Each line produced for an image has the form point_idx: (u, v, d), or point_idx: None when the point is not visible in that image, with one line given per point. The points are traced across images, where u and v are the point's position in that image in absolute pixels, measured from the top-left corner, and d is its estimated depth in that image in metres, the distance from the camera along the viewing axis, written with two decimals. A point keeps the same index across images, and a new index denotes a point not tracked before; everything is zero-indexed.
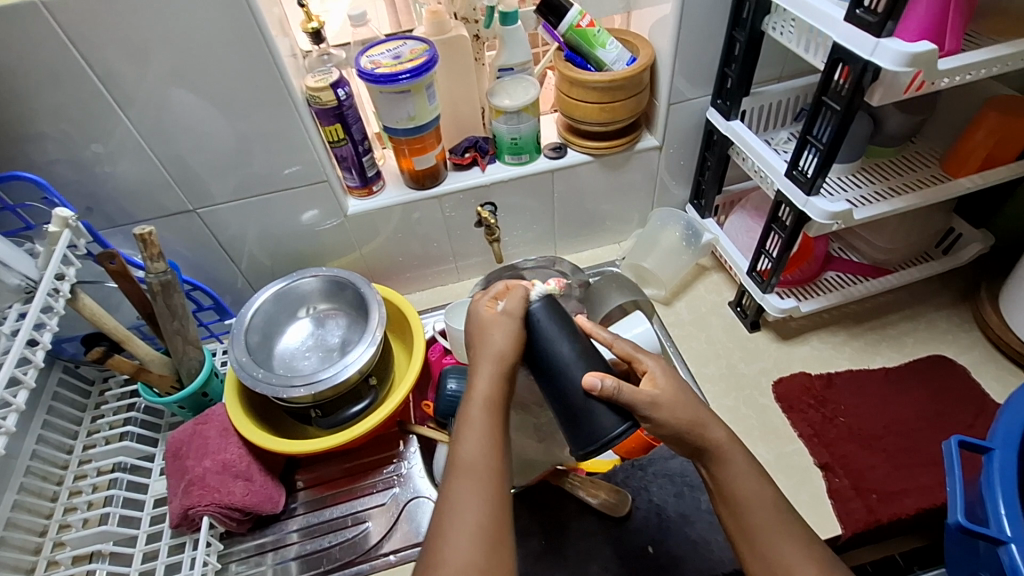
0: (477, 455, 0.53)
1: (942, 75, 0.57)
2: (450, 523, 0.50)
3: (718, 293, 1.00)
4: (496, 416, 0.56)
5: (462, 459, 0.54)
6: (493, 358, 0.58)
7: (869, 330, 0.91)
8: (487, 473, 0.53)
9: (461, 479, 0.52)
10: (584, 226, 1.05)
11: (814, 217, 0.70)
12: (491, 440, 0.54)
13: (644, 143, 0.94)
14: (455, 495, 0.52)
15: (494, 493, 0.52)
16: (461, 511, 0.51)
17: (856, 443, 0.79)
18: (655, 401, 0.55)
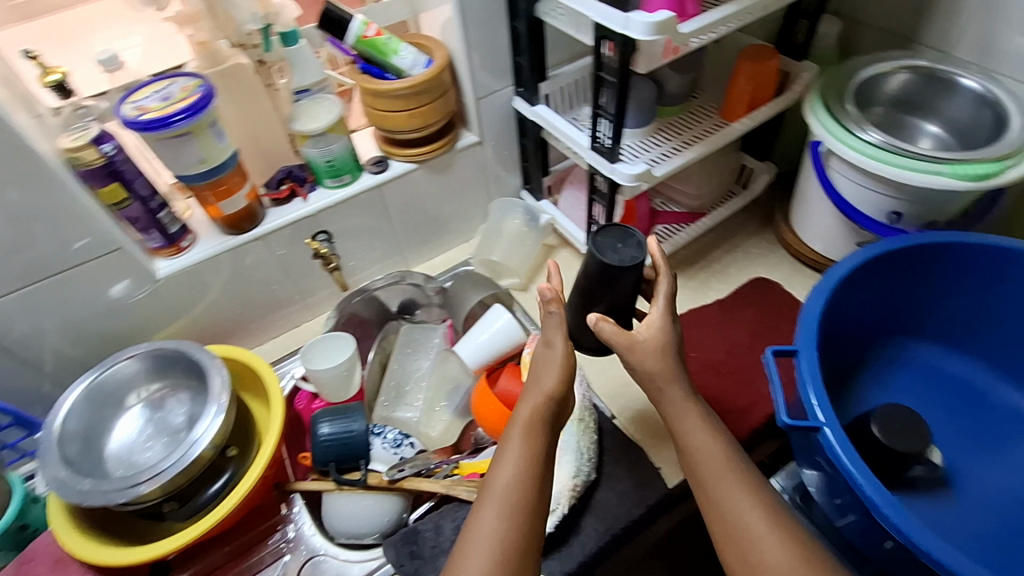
0: (506, 484, 0.57)
1: (688, 36, 0.62)
2: (469, 552, 0.53)
3: (569, 267, 1.04)
4: (534, 454, 0.58)
5: (494, 486, 0.57)
6: (538, 393, 0.62)
7: (700, 270, 1.02)
8: (516, 506, 0.55)
9: (485, 508, 0.56)
10: (429, 233, 1.04)
11: (621, 181, 0.75)
12: (524, 473, 0.57)
13: (464, 141, 0.95)
14: (479, 513, 0.56)
15: (521, 529, 0.55)
16: (480, 531, 0.54)
17: (707, 374, 0.87)
18: (632, 345, 0.60)
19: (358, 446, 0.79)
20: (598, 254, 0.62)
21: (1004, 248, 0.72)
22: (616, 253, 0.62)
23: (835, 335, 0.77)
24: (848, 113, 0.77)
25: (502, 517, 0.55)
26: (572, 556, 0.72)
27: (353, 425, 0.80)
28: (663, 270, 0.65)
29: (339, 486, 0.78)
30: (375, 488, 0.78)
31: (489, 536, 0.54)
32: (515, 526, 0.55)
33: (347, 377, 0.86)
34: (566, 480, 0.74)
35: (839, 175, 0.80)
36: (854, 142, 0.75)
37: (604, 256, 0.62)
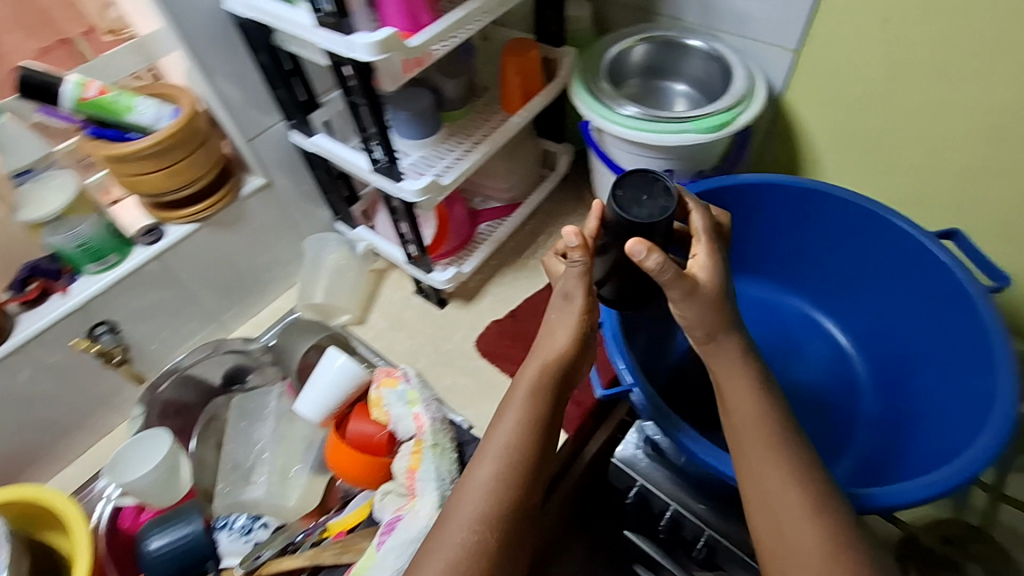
0: (505, 451, 0.55)
1: (421, 48, 0.61)
2: (462, 523, 0.53)
3: (403, 287, 1.01)
4: (539, 421, 0.56)
5: (495, 448, 0.55)
6: (544, 352, 0.57)
7: (528, 258, 1.03)
8: (512, 473, 0.54)
9: (479, 464, 0.55)
10: (242, 291, 0.95)
11: (409, 198, 0.74)
12: (526, 441, 0.55)
13: (249, 186, 0.88)
14: (474, 471, 0.55)
15: (516, 496, 0.54)
16: (476, 484, 0.54)
17: None
18: (691, 289, 0.52)
19: (198, 549, 0.72)
20: (621, 210, 0.53)
21: (764, 181, 0.79)
22: (641, 206, 0.53)
23: None
24: (604, 92, 0.83)
25: (499, 472, 0.54)
26: None
27: (185, 529, 0.73)
28: (695, 207, 0.59)
29: None
30: None
31: (478, 502, 0.53)
32: (510, 495, 0.54)
33: (168, 478, 0.76)
34: (430, 511, 0.71)
35: (615, 149, 0.85)
36: (616, 118, 0.80)
37: (630, 213, 0.53)
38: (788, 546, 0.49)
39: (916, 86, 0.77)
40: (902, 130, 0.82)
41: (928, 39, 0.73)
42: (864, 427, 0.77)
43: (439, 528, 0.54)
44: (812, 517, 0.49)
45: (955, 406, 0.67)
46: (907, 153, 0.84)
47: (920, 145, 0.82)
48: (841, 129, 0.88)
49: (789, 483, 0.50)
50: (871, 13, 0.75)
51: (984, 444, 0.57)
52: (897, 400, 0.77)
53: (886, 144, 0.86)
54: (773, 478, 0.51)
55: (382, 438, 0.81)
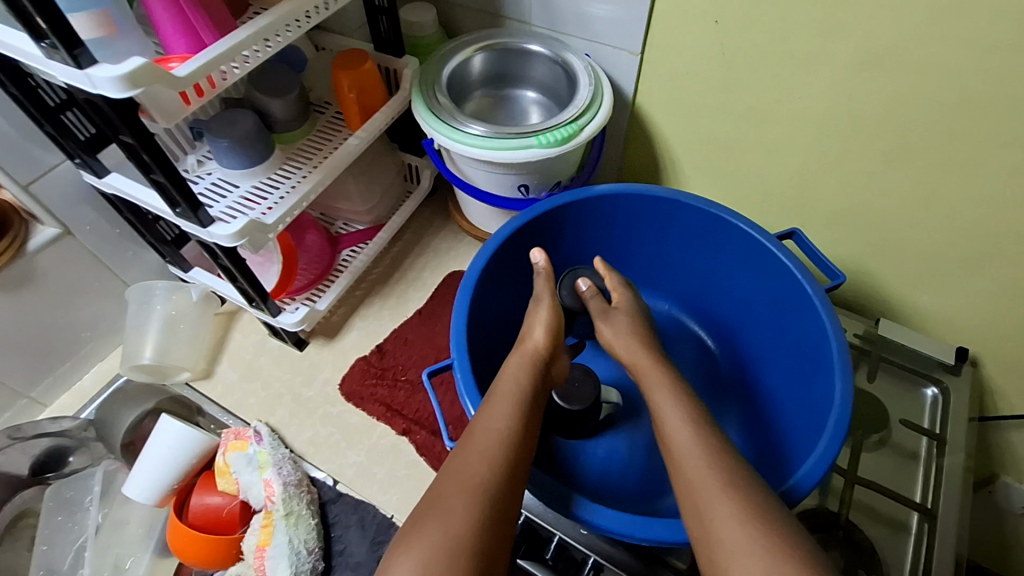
0: (491, 428, 0.57)
1: (190, 79, 0.52)
2: (452, 500, 0.51)
3: (256, 330, 0.91)
4: (523, 404, 0.60)
5: (482, 429, 0.57)
6: (525, 352, 0.68)
7: (396, 284, 0.97)
8: (500, 450, 0.56)
9: (465, 447, 0.56)
10: (53, 356, 0.82)
11: (224, 243, 0.65)
12: (515, 420, 0.59)
13: (38, 240, 0.74)
14: (459, 455, 0.56)
15: (503, 475, 0.54)
16: (463, 467, 0.54)
17: (421, 391, 0.84)
18: (606, 310, 0.74)
19: None
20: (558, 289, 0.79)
21: (611, 194, 0.77)
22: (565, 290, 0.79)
23: (505, 316, 0.80)
24: (444, 108, 0.77)
25: (488, 451, 0.55)
26: None
27: None
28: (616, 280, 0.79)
29: None
30: None
31: (473, 474, 0.53)
32: (503, 462, 0.54)
33: None
34: None
35: (466, 166, 0.80)
36: (458, 136, 0.75)
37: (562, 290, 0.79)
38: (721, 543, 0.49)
39: (752, 87, 0.78)
40: (747, 130, 0.83)
41: (758, 40, 0.73)
42: (728, 425, 0.78)
43: (422, 512, 0.52)
44: (744, 493, 0.51)
45: (800, 400, 0.69)
46: (754, 151, 0.85)
47: (763, 144, 0.83)
48: (692, 129, 0.88)
49: (716, 459, 0.54)
50: (704, 14, 0.74)
51: (824, 446, 0.58)
52: (744, 393, 0.79)
53: (735, 144, 0.86)
54: (703, 456, 0.54)
55: (231, 511, 0.72)
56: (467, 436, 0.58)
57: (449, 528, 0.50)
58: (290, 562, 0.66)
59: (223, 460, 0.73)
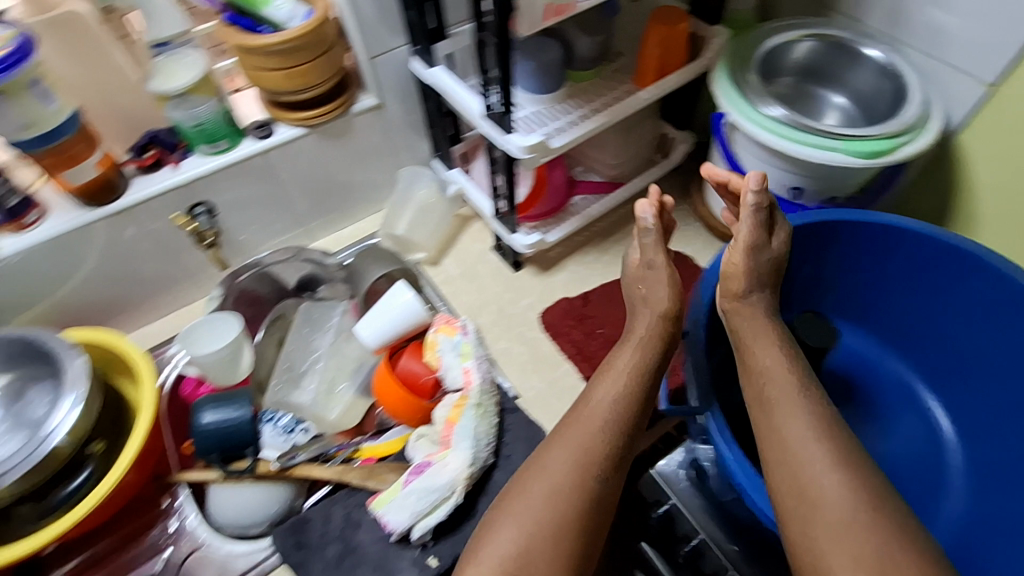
0: (595, 406, 0.59)
1: None
2: (558, 469, 0.56)
3: (481, 241, 1.00)
4: (628, 374, 0.61)
5: (588, 404, 0.60)
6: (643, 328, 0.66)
7: (615, 242, 0.99)
8: (602, 425, 0.58)
9: (570, 425, 0.59)
10: (332, 203, 0.97)
11: (512, 152, 0.70)
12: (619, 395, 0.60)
13: (360, 104, 0.87)
14: (563, 430, 0.59)
15: (602, 455, 0.57)
16: (565, 442, 0.57)
17: (613, 349, 0.86)
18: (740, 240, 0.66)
19: (244, 435, 0.75)
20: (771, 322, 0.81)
21: (900, 227, 0.71)
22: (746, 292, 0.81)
23: None
24: (750, 86, 0.75)
25: (589, 434, 0.57)
26: (461, 540, 0.70)
27: (237, 413, 0.76)
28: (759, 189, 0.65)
29: (224, 476, 0.74)
30: (264, 476, 0.74)
31: (570, 454, 0.56)
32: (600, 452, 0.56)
33: (235, 357, 0.80)
34: (462, 467, 0.70)
35: (744, 151, 0.77)
36: (757, 117, 0.72)
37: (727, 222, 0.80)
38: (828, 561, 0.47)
39: None
40: None
41: None
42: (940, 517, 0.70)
43: (530, 474, 0.57)
44: (852, 479, 0.49)
45: None
46: None
47: None
48: (1014, 187, 0.76)
49: (829, 464, 0.50)
50: None
51: None
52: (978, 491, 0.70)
53: None
54: (808, 428, 0.53)
55: (429, 381, 0.82)
56: (574, 411, 0.61)
57: (560, 495, 0.54)
58: (471, 443, 0.72)
59: (434, 336, 0.83)
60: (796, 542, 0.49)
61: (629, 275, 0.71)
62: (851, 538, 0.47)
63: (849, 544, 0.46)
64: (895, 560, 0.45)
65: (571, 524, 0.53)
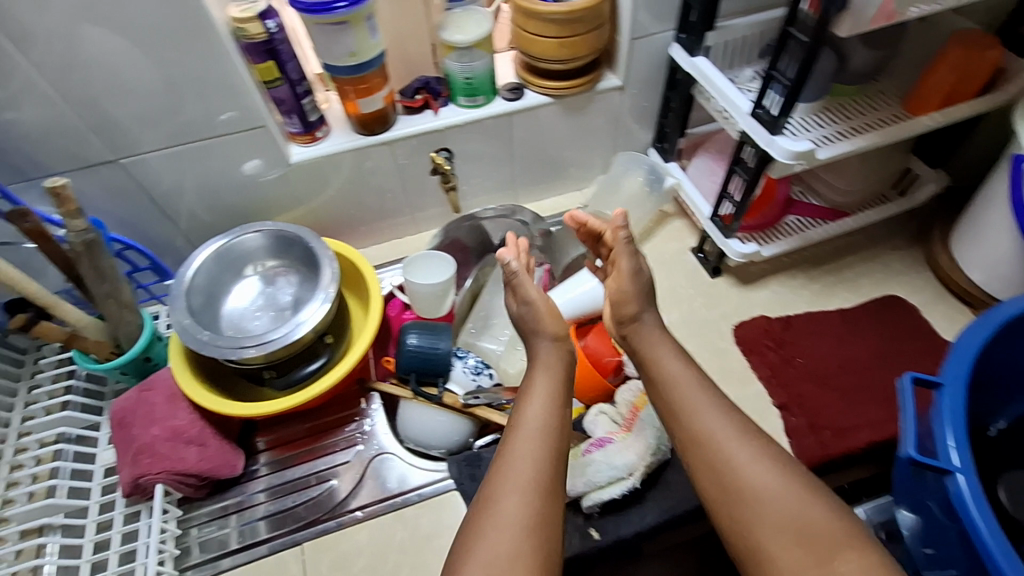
0: (528, 422, 0.60)
1: None
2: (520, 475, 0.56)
3: (681, 240, 0.98)
4: (555, 386, 0.64)
5: (520, 424, 0.61)
6: (550, 365, 0.66)
7: (827, 273, 0.92)
8: (548, 436, 0.60)
9: (517, 445, 0.59)
10: (544, 173, 1.01)
11: (776, 156, 0.69)
12: (552, 408, 0.61)
13: (605, 83, 0.88)
14: (511, 450, 0.59)
15: (550, 470, 0.57)
16: (517, 459, 0.57)
17: (811, 382, 0.81)
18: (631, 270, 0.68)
19: (440, 364, 0.81)
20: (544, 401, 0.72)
21: None
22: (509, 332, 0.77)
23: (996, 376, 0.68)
24: None
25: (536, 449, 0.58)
26: (626, 522, 0.72)
27: (439, 344, 0.81)
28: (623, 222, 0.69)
29: (415, 395, 0.81)
30: (450, 408, 0.80)
31: (523, 473, 0.56)
32: (545, 466, 0.57)
33: (443, 295, 0.87)
34: (642, 453, 0.71)
35: None
36: None
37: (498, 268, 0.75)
38: (780, 546, 0.50)
39: None
40: None
41: None
42: None
43: (498, 480, 0.56)
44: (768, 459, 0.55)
45: None
46: None
47: None
48: None
49: (759, 452, 0.55)
50: None
51: None
52: None
53: None
54: (716, 421, 0.57)
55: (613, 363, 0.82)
56: (507, 430, 0.61)
57: (531, 501, 0.54)
58: (656, 432, 0.72)
59: None
60: (732, 529, 0.53)
61: (519, 319, 0.71)
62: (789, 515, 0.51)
63: (788, 517, 0.51)
64: (819, 521, 0.50)
65: (547, 527, 0.54)
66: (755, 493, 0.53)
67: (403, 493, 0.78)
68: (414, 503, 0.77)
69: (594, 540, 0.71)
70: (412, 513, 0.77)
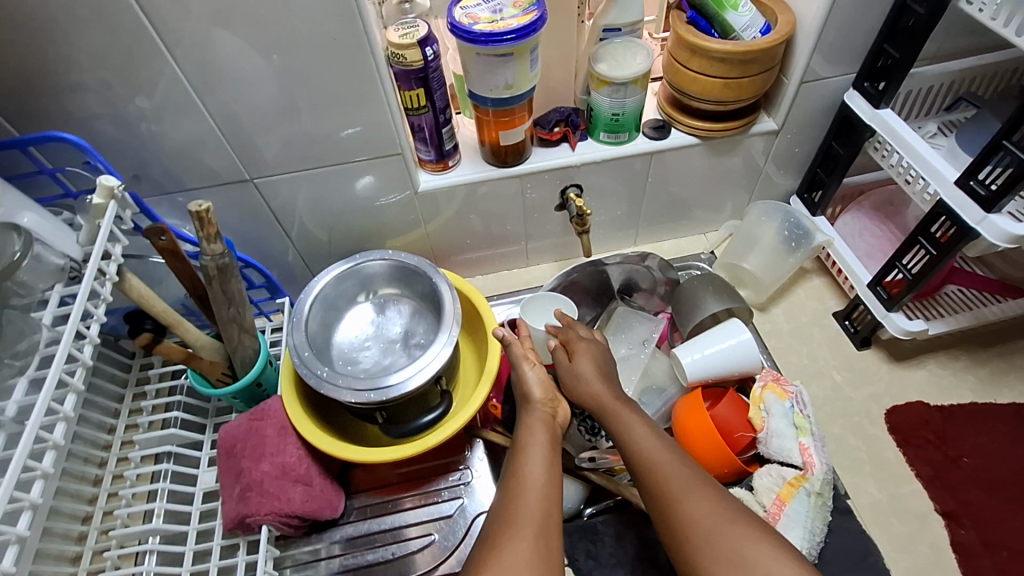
0: (523, 473, 0.57)
1: None
2: (517, 532, 0.52)
3: (821, 301, 0.88)
4: (545, 439, 0.61)
5: (517, 475, 0.58)
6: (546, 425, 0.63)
7: (996, 356, 0.81)
8: (542, 489, 0.56)
9: (518, 495, 0.56)
10: (670, 213, 0.94)
11: (989, 237, 0.59)
12: (552, 464, 0.59)
13: (759, 126, 0.80)
14: (513, 498, 0.56)
15: (546, 518, 0.54)
16: (524, 507, 0.55)
17: (982, 490, 0.70)
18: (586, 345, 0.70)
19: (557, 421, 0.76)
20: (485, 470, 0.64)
21: None
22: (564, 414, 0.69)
23: None
24: None
25: (539, 498, 0.55)
26: None
27: None
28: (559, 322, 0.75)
29: None
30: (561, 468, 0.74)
31: (526, 520, 0.53)
32: (543, 515, 0.54)
33: None
34: None
35: None
36: None
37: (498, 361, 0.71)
38: None
39: None
40: None
41: None
42: None
43: (496, 538, 0.53)
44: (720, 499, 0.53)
45: None
46: None
47: None
48: None
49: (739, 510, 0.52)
50: None
51: None
52: None
53: None
54: (676, 468, 0.56)
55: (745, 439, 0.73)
56: (506, 481, 0.58)
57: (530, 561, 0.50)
58: (805, 534, 0.65)
59: (763, 393, 0.74)
60: None
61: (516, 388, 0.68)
62: (745, 551, 0.49)
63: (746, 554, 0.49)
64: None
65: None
66: (744, 555, 0.49)
67: None
68: None
69: None
70: None
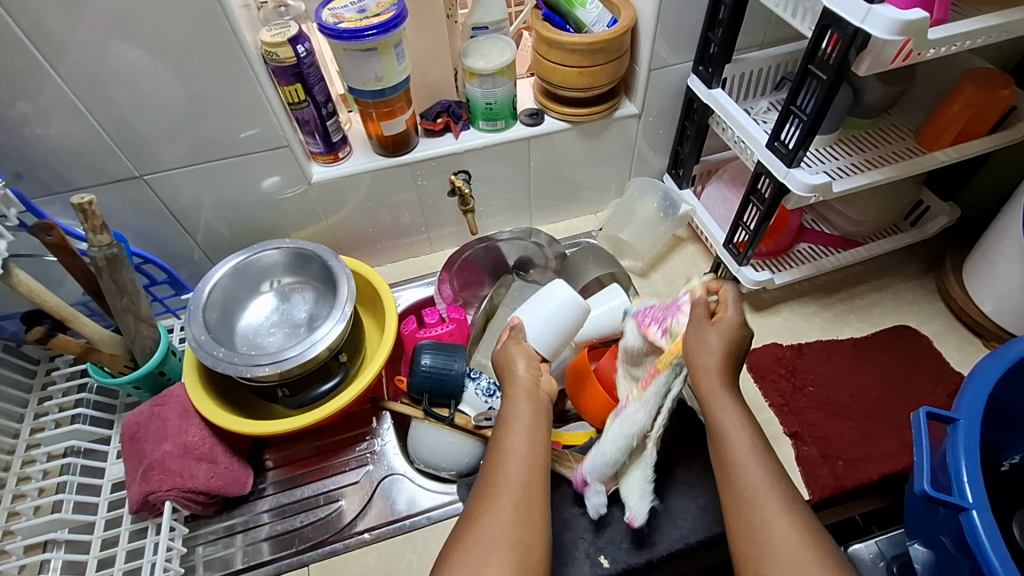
0: (509, 447, 0.60)
1: (933, 44, 0.55)
2: (497, 499, 0.56)
3: (694, 264, 0.99)
4: (535, 415, 0.63)
5: (503, 448, 0.60)
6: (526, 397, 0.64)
7: (840, 301, 0.93)
8: (526, 460, 0.59)
9: (504, 466, 0.58)
10: (560, 196, 1.02)
11: (794, 188, 0.69)
12: (534, 435, 0.61)
13: (622, 111, 0.90)
14: (499, 469, 0.58)
15: (528, 485, 0.57)
16: (507, 476, 0.57)
17: (823, 412, 0.81)
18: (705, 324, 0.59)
19: (453, 386, 0.78)
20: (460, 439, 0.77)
21: None
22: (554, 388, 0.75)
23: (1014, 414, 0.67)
24: None
25: (520, 468, 0.58)
26: (638, 551, 0.71)
27: (453, 365, 0.79)
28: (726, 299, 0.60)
29: (427, 416, 0.79)
30: (461, 429, 0.78)
31: (510, 490, 0.56)
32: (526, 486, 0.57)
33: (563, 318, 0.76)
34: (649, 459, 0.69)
35: None
36: None
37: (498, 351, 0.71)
38: None
39: None
40: None
41: None
42: None
43: (478, 508, 0.56)
44: (790, 510, 0.50)
45: None
46: None
47: None
48: None
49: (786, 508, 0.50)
50: None
51: None
52: None
53: None
54: (760, 479, 0.52)
55: None
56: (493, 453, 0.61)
57: (510, 528, 0.54)
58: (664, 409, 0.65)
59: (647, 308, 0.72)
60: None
61: (498, 358, 0.70)
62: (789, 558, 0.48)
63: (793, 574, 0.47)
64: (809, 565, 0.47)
65: (523, 550, 0.53)
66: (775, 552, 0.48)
67: (412, 516, 0.77)
68: (422, 526, 0.76)
69: (602, 569, 0.70)
70: (420, 534, 0.76)
